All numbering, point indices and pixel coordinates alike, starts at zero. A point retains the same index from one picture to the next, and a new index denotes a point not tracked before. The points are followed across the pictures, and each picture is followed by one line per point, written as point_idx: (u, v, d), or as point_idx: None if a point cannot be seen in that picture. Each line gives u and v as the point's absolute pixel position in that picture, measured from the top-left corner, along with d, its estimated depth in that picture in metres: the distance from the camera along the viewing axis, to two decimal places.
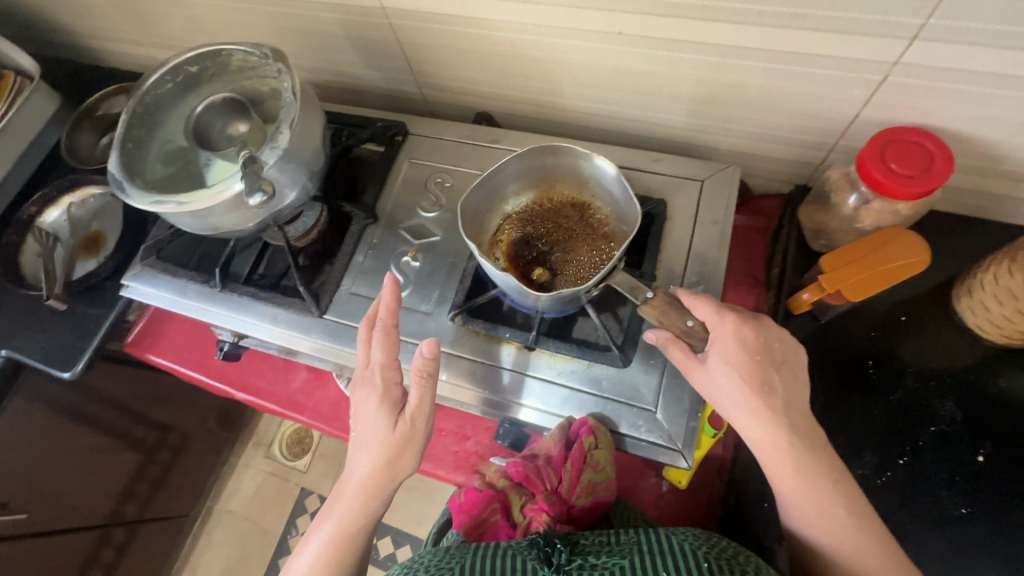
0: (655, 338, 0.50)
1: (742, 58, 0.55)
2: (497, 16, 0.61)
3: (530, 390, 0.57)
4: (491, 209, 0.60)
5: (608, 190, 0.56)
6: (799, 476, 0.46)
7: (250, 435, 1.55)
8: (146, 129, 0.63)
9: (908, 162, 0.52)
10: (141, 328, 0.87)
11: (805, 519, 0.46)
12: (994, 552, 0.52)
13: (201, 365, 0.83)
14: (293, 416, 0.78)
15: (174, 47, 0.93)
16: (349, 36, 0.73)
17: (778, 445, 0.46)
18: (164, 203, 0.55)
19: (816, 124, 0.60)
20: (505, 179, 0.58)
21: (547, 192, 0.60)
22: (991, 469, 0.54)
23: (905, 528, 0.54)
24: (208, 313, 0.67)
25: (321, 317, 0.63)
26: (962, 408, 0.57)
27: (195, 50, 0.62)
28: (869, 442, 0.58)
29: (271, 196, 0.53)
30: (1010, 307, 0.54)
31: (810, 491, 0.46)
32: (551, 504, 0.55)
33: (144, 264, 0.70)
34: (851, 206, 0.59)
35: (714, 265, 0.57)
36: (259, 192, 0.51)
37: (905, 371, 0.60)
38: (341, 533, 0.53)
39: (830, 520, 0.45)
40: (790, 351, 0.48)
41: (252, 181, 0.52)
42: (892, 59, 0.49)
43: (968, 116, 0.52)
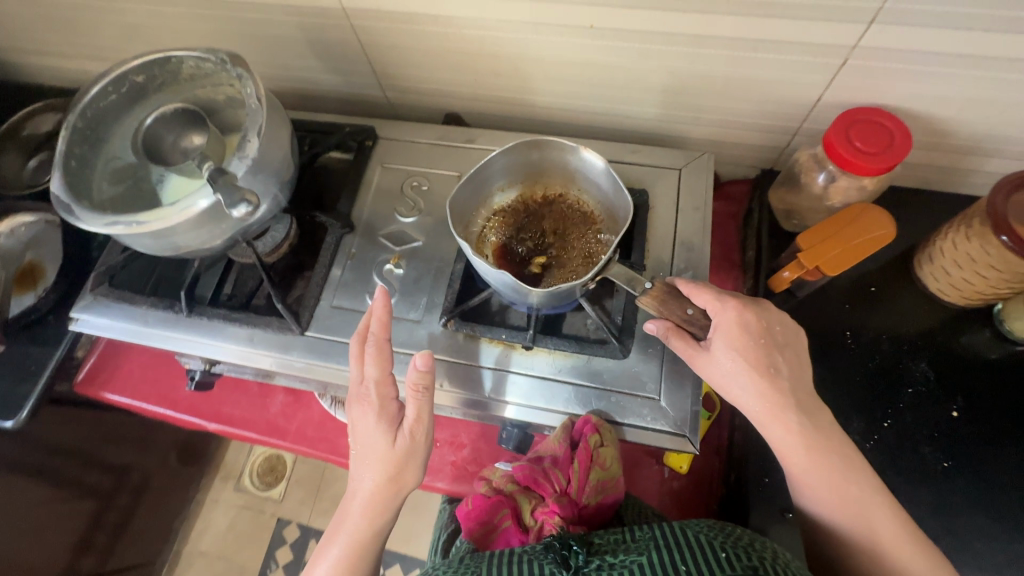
0: (656, 329, 0.51)
1: (713, 48, 0.57)
2: (465, 14, 0.60)
3: (532, 390, 0.56)
4: (477, 206, 0.58)
5: (596, 183, 0.56)
6: (804, 448, 0.48)
7: (216, 469, 1.46)
8: (89, 145, 0.58)
9: (870, 140, 0.55)
10: (93, 365, 0.80)
11: (812, 489, 0.48)
12: (975, 499, 0.56)
13: (167, 399, 0.77)
14: (274, 443, 0.74)
15: (106, 59, 0.86)
16: (307, 39, 0.70)
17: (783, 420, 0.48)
18: (118, 224, 0.50)
19: (781, 109, 0.62)
20: (491, 176, 0.57)
21: (533, 189, 0.59)
22: (965, 421, 0.58)
23: (896, 487, 0.57)
24: (174, 341, 0.62)
25: (303, 334, 0.60)
26: (935, 368, 0.61)
27: (140, 58, 0.57)
28: (856, 408, 0.60)
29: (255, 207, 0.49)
30: (969, 270, 0.58)
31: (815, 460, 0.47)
32: (562, 507, 0.54)
33: (95, 293, 0.63)
34: (820, 184, 0.61)
35: (700, 250, 0.58)
36: (244, 203, 0.47)
37: (880, 338, 0.64)
38: (350, 554, 0.51)
39: (835, 488, 0.47)
40: (790, 334, 0.50)
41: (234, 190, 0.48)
42: (852, 42, 0.52)
43: (920, 95, 0.55)
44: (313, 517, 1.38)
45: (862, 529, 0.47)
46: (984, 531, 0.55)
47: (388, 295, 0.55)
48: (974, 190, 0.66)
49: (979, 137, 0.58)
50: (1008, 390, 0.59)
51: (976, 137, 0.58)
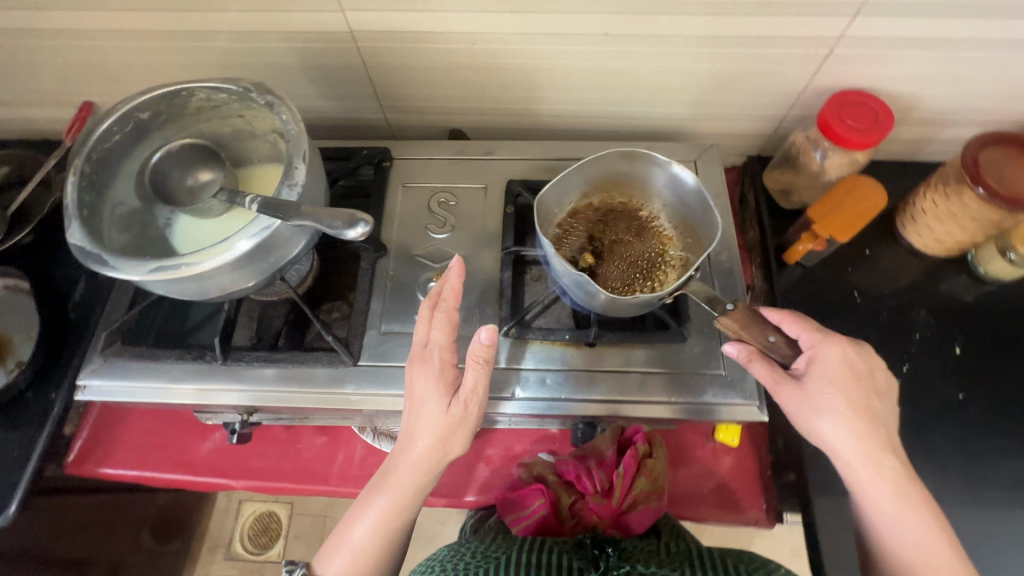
0: (738, 352, 0.53)
1: (716, 46, 0.61)
2: (480, 29, 0.61)
3: (602, 385, 0.58)
4: (560, 211, 0.61)
5: (681, 201, 0.59)
6: (891, 480, 0.48)
7: (200, 541, 1.33)
8: (94, 191, 0.53)
9: (860, 118, 0.62)
10: (86, 440, 0.71)
11: (900, 528, 0.48)
12: (989, 422, 0.63)
13: (183, 463, 0.70)
14: (314, 490, 0.69)
15: (59, 104, 0.78)
16: (305, 65, 0.68)
17: (879, 463, 0.49)
18: (165, 268, 0.46)
19: (772, 98, 0.68)
20: (577, 182, 0.59)
21: (615, 198, 0.62)
22: (967, 356, 0.66)
23: (925, 422, 0.63)
24: (210, 394, 0.58)
25: (356, 365, 0.57)
26: (933, 313, 0.69)
27: (149, 93, 0.53)
28: (877, 359, 0.67)
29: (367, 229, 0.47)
30: (951, 222, 0.66)
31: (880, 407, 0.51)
32: (601, 506, 0.65)
33: (106, 354, 0.58)
34: (817, 162, 0.68)
35: (730, 233, 0.62)
36: (364, 222, 0.46)
37: (883, 294, 0.71)
38: (392, 507, 0.52)
39: (914, 527, 0.48)
40: (890, 380, 0.52)
41: (346, 212, 0.46)
42: (838, 33, 0.58)
43: (893, 76, 0.63)
44: None
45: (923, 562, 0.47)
46: (1002, 448, 0.62)
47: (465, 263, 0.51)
48: (932, 156, 0.75)
49: (939, 109, 0.67)
50: (993, 324, 0.68)
51: (937, 109, 0.67)
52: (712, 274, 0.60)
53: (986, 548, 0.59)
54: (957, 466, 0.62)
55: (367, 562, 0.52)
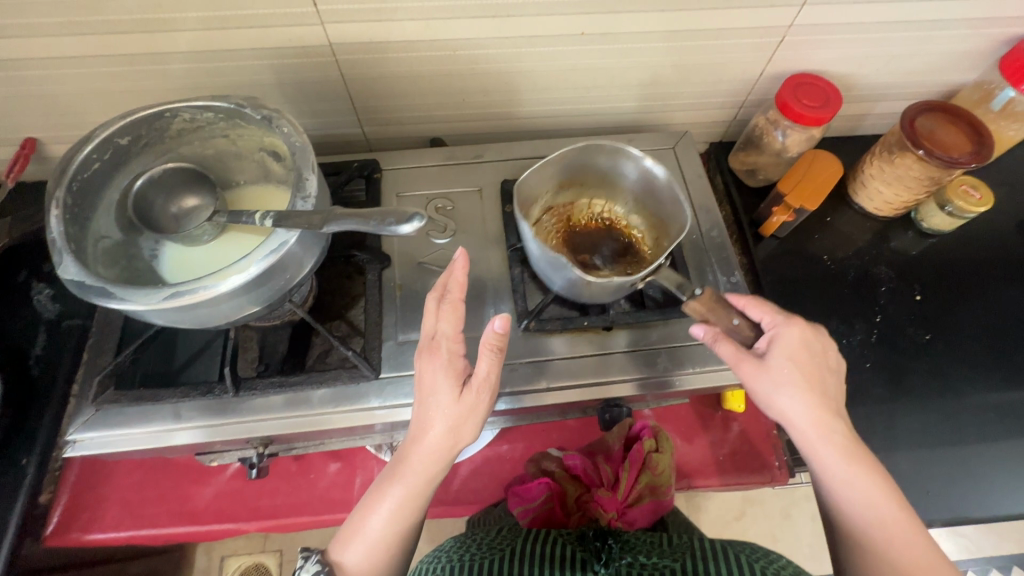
0: (704, 334, 0.52)
1: (682, 40, 0.66)
2: (463, 35, 0.63)
3: (623, 366, 0.59)
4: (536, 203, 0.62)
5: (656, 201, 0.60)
6: (843, 447, 0.48)
7: None
8: (75, 225, 0.48)
9: (813, 97, 0.68)
10: (65, 507, 0.64)
11: (853, 495, 0.47)
12: (953, 356, 0.71)
13: (184, 514, 0.65)
14: (334, 519, 0.66)
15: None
16: (281, 83, 0.66)
17: (830, 436, 0.49)
18: (181, 294, 0.43)
19: (732, 86, 0.74)
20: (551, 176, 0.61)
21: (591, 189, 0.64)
22: (926, 301, 0.74)
23: (901, 364, 0.70)
24: (221, 431, 0.54)
25: (377, 378, 0.56)
26: (892, 267, 0.76)
27: (130, 117, 0.50)
28: (853, 313, 0.73)
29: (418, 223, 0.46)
30: (896, 185, 0.74)
31: None
32: (608, 501, 0.62)
33: (100, 403, 0.53)
34: (779, 141, 0.74)
35: (717, 211, 0.66)
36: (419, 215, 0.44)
37: (848, 254, 0.78)
38: (405, 499, 0.50)
39: (861, 489, 0.47)
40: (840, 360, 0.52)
41: (397, 209, 0.45)
42: (788, 23, 0.65)
43: (835, 58, 0.70)
44: None
45: (865, 511, 0.47)
46: (968, 378, 0.70)
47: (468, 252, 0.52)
48: (868, 129, 0.84)
49: (873, 86, 0.75)
50: (942, 270, 0.76)
51: (871, 86, 0.75)
52: (708, 250, 0.64)
53: (968, 466, 0.66)
54: (936, 398, 0.69)
55: (380, 555, 0.50)
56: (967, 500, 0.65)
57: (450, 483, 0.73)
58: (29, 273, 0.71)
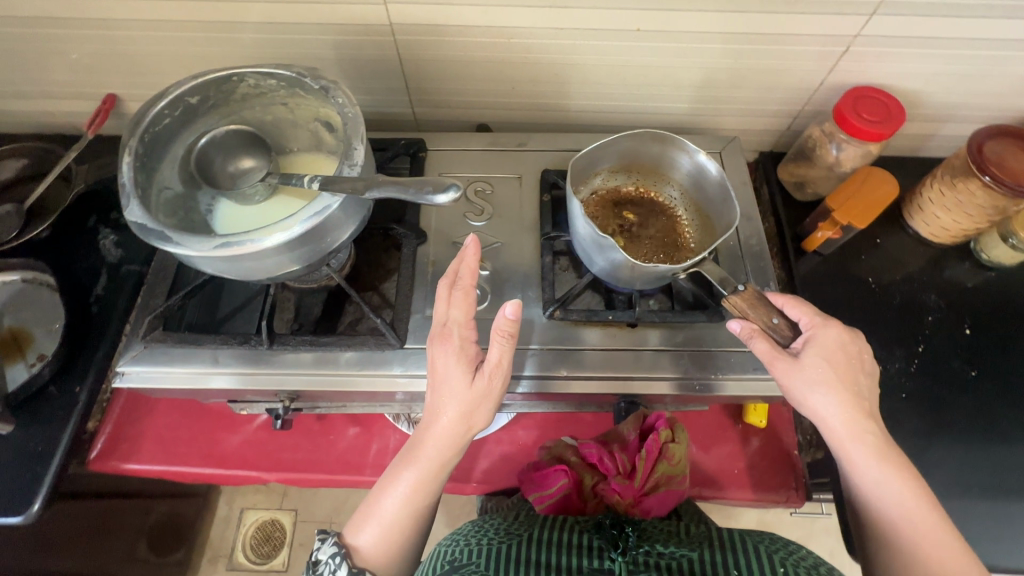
0: (740, 329, 0.55)
1: (740, 43, 0.65)
2: (520, 23, 0.63)
3: (643, 364, 0.59)
4: (586, 180, 0.62)
5: (708, 199, 0.60)
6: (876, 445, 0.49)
7: (202, 551, 1.29)
8: (143, 174, 0.52)
9: (874, 111, 0.66)
10: (108, 435, 0.69)
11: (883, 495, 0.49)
12: (1001, 395, 0.66)
13: (212, 457, 0.69)
14: (348, 481, 0.69)
15: (81, 96, 0.77)
16: (341, 58, 0.69)
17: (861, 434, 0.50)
18: (230, 245, 0.46)
19: (791, 93, 0.72)
20: (604, 157, 0.60)
21: (645, 178, 0.63)
22: (976, 335, 0.70)
23: (941, 396, 0.67)
24: (253, 379, 0.57)
25: (401, 348, 0.58)
26: (942, 296, 0.73)
27: (201, 78, 0.53)
28: (894, 340, 0.70)
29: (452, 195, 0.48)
30: (956, 211, 0.70)
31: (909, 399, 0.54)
32: (623, 488, 0.61)
33: (148, 341, 0.57)
34: (832, 154, 0.72)
35: (759, 219, 0.65)
36: (455, 185, 0.46)
37: (895, 278, 0.74)
38: (418, 482, 0.52)
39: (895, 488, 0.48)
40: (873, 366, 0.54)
41: (436, 179, 0.47)
42: (855, 32, 0.62)
43: (902, 73, 0.67)
44: None
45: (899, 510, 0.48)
46: (1012, 420, 0.65)
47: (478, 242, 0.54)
48: (933, 151, 0.80)
49: (941, 105, 0.72)
50: (998, 305, 0.72)
51: (940, 105, 0.72)
52: (745, 258, 0.63)
53: (1005, 514, 0.62)
54: (974, 438, 0.65)
55: (395, 536, 0.52)
56: (997, 547, 0.61)
57: (462, 463, 0.75)
58: (98, 219, 0.77)
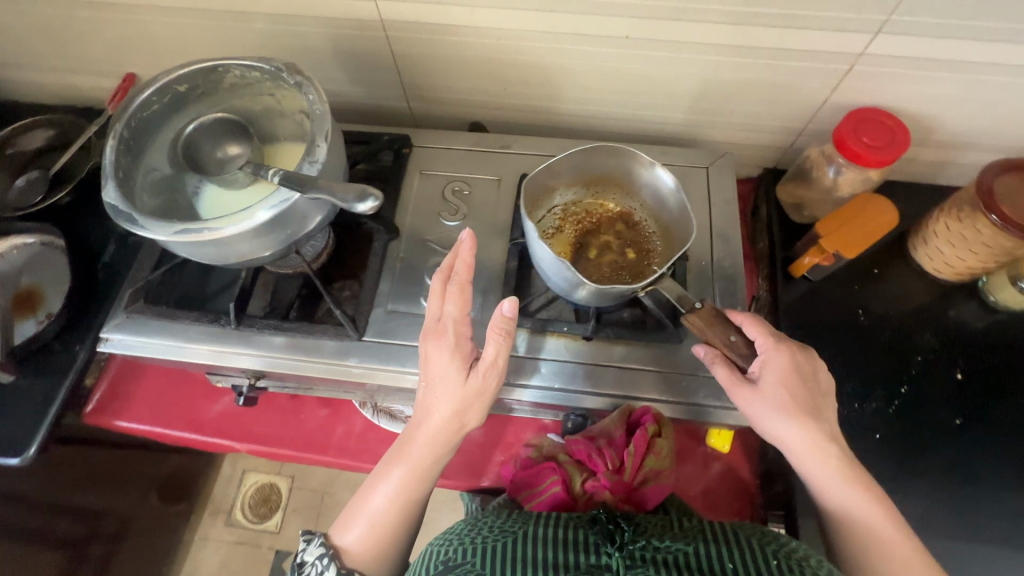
0: (705, 353, 0.56)
1: (735, 55, 0.63)
2: (507, 25, 0.63)
3: (597, 378, 0.60)
4: (544, 199, 0.61)
5: (652, 194, 0.59)
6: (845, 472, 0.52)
7: (205, 504, 1.38)
8: (130, 156, 0.56)
9: (875, 135, 0.62)
10: (102, 393, 0.75)
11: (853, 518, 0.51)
12: (987, 448, 0.62)
13: (191, 423, 0.74)
14: (312, 459, 0.72)
15: (105, 73, 0.82)
16: (337, 51, 0.71)
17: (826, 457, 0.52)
18: (189, 232, 0.49)
19: (792, 110, 0.69)
20: (561, 175, 0.60)
21: (603, 195, 0.62)
22: (969, 381, 0.65)
23: (919, 443, 0.63)
24: (222, 356, 0.61)
25: (360, 340, 0.60)
26: (937, 336, 0.68)
27: (188, 67, 0.56)
28: (876, 378, 0.66)
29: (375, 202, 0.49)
30: (961, 247, 0.66)
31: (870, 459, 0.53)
32: (613, 484, 0.57)
33: (130, 311, 0.62)
34: (830, 177, 0.68)
35: (736, 241, 0.63)
36: (371, 198, 0.48)
37: (888, 313, 0.70)
38: (410, 472, 0.54)
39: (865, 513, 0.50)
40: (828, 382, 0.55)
41: (358, 187, 0.48)
42: (859, 50, 0.59)
43: (913, 96, 0.63)
44: None
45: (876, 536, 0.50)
46: (996, 475, 0.61)
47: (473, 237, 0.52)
48: (951, 179, 0.75)
49: (958, 132, 0.67)
50: (1000, 352, 0.67)
51: (957, 132, 0.67)
52: (715, 281, 0.61)
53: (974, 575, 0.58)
54: (950, 490, 0.61)
55: (387, 525, 0.54)
56: None
57: None
58: None
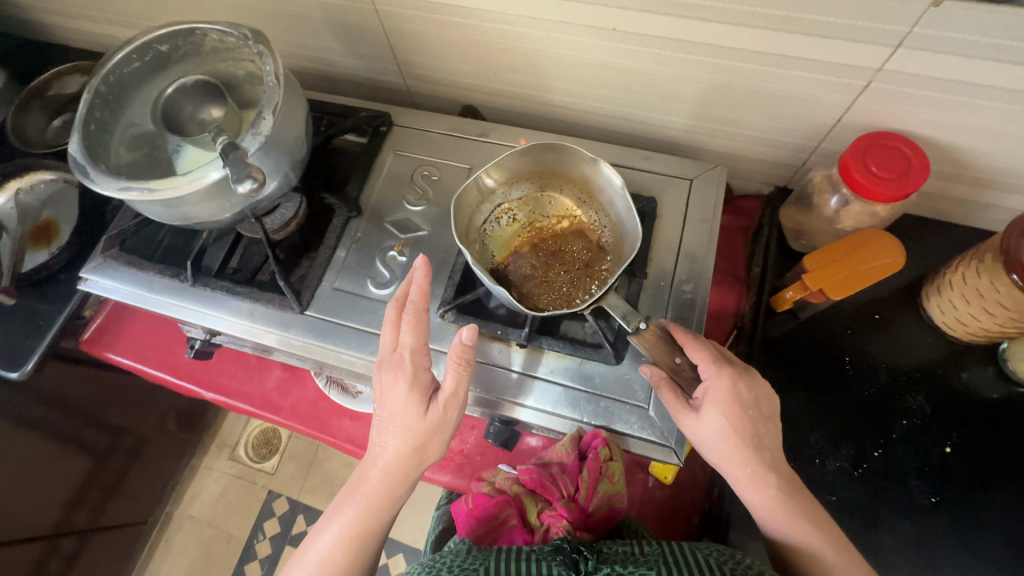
0: (649, 374, 0.51)
1: (735, 59, 0.56)
2: (488, 7, 0.60)
3: (523, 390, 0.56)
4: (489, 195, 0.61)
5: (601, 192, 0.59)
6: (791, 521, 0.48)
7: (213, 437, 1.49)
8: (108, 110, 0.59)
9: (887, 165, 0.54)
10: (99, 324, 0.82)
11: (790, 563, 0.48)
12: (961, 534, 0.55)
13: (167, 365, 0.79)
14: (267, 417, 0.76)
15: (133, 25, 0.86)
16: (330, 22, 0.70)
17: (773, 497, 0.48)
18: (130, 190, 0.51)
19: (802, 126, 0.62)
20: (504, 173, 0.60)
21: (550, 190, 0.62)
22: (958, 458, 0.57)
23: (883, 516, 0.57)
24: (177, 309, 0.64)
25: (303, 313, 0.61)
26: (931, 400, 0.60)
27: (165, 28, 0.58)
28: (848, 435, 0.60)
29: (262, 185, 0.49)
30: (976, 305, 0.57)
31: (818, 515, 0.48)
32: (570, 512, 0.54)
33: (106, 256, 0.66)
34: (832, 207, 0.61)
35: (703, 263, 0.58)
36: (248, 180, 0.47)
37: (879, 367, 0.63)
38: (364, 513, 0.51)
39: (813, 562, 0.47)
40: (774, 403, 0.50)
41: (249, 168, 0.48)
42: (877, 65, 0.51)
43: (942, 124, 0.54)
44: (303, 492, 1.40)
45: None
46: (967, 567, 0.54)
47: (429, 265, 0.53)
48: (988, 223, 0.65)
49: (998, 171, 0.57)
50: (1007, 429, 0.58)
51: (996, 171, 0.57)
52: (669, 303, 0.57)
53: None
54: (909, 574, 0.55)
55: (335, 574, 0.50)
56: None
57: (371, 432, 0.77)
58: None
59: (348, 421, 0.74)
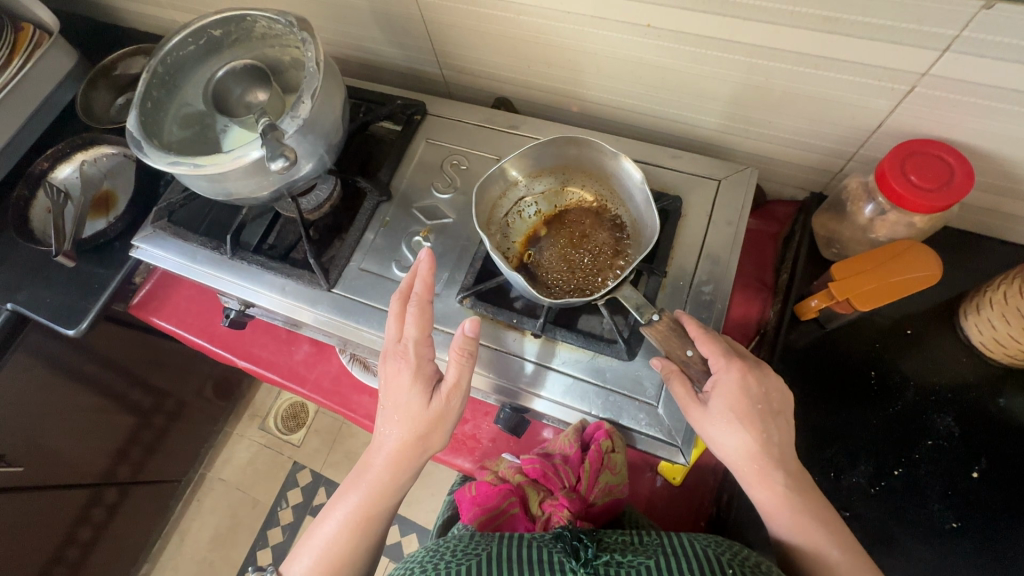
0: (660, 366, 0.51)
1: (772, 60, 0.55)
2: (525, 1, 0.60)
3: (536, 379, 0.57)
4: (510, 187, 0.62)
5: (622, 186, 0.59)
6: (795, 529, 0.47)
7: (246, 406, 1.57)
8: (164, 89, 0.63)
9: (927, 174, 0.51)
10: (147, 291, 0.87)
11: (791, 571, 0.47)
12: (982, 563, 0.53)
13: (206, 332, 0.84)
14: (293, 387, 0.79)
15: (193, 11, 0.91)
16: (373, 12, 0.72)
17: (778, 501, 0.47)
18: (179, 165, 0.55)
19: (842, 130, 0.60)
20: (525, 164, 0.61)
21: (571, 183, 0.62)
22: (985, 485, 0.55)
23: (897, 537, 0.55)
24: (217, 280, 0.68)
25: (330, 291, 0.64)
26: (960, 423, 0.58)
27: (219, 14, 0.62)
28: (866, 450, 0.58)
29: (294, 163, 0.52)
30: (1016, 325, 0.54)
31: (824, 526, 0.47)
32: (571, 501, 0.56)
33: (155, 227, 0.70)
34: (867, 215, 0.60)
35: (725, 266, 0.57)
36: (281, 158, 0.50)
37: (906, 384, 0.60)
38: (369, 498, 0.53)
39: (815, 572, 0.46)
40: (786, 402, 0.50)
41: (280, 147, 0.51)
42: (923, 69, 0.49)
43: (992, 133, 0.52)
44: (326, 465, 1.46)
45: None
46: None
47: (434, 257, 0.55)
48: None
49: None
50: None
51: None
52: (687, 303, 0.56)
53: None
54: None
55: (340, 555, 0.53)
56: None
57: None
58: None
59: (368, 398, 0.77)
